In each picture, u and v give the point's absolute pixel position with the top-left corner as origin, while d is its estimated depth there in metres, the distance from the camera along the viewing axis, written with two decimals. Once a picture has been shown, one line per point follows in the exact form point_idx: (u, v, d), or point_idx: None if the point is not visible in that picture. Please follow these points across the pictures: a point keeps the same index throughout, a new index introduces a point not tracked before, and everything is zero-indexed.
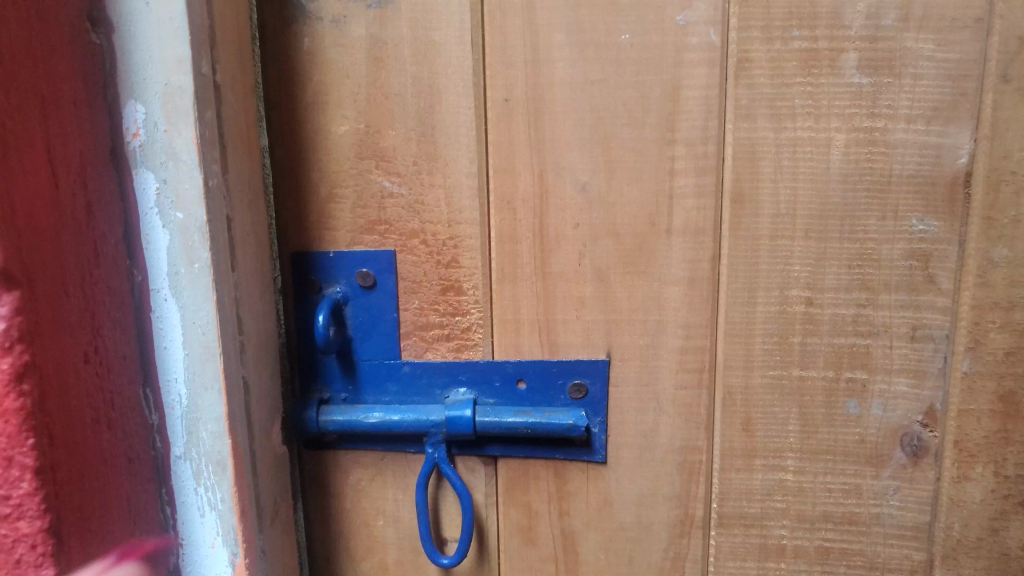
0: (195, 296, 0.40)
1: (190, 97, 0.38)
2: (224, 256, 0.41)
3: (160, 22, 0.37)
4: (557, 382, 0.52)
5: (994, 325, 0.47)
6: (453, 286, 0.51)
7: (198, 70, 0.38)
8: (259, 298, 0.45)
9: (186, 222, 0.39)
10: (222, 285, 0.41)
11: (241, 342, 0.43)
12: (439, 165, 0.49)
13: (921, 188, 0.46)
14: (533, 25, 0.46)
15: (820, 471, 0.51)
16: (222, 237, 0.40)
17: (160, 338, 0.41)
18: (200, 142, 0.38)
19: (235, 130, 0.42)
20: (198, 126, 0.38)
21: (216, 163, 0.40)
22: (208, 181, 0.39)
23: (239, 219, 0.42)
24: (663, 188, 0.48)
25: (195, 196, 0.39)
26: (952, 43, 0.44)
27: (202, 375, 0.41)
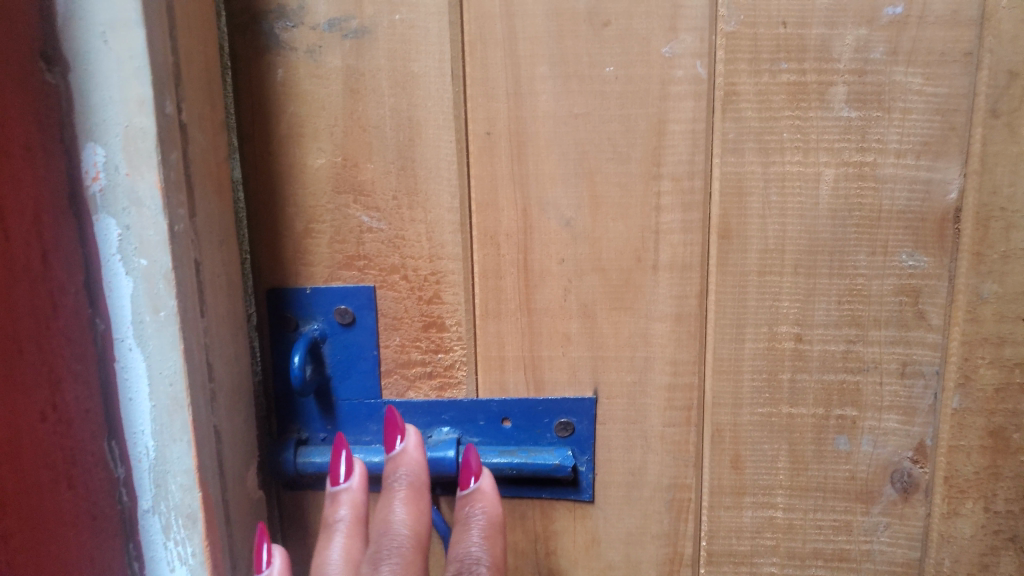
0: (161, 345, 0.39)
1: (152, 140, 0.37)
2: (193, 302, 0.39)
3: (120, 60, 0.36)
4: (544, 420, 0.50)
5: (984, 360, 0.47)
6: (435, 323, 0.50)
7: (162, 109, 0.37)
8: (231, 343, 0.44)
9: (150, 269, 0.38)
10: (191, 333, 0.39)
11: (213, 390, 0.41)
12: (419, 199, 0.47)
13: (910, 224, 0.45)
14: (515, 57, 0.45)
15: (809, 508, 0.50)
16: (189, 282, 0.39)
17: (125, 388, 0.40)
18: (163, 186, 0.37)
19: (204, 168, 0.41)
20: (161, 169, 0.37)
21: (182, 205, 0.39)
22: (174, 226, 0.38)
23: (209, 260, 0.41)
24: (649, 223, 0.47)
25: (159, 242, 0.38)
26: (941, 77, 0.43)
27: (170, 427, 0.40)
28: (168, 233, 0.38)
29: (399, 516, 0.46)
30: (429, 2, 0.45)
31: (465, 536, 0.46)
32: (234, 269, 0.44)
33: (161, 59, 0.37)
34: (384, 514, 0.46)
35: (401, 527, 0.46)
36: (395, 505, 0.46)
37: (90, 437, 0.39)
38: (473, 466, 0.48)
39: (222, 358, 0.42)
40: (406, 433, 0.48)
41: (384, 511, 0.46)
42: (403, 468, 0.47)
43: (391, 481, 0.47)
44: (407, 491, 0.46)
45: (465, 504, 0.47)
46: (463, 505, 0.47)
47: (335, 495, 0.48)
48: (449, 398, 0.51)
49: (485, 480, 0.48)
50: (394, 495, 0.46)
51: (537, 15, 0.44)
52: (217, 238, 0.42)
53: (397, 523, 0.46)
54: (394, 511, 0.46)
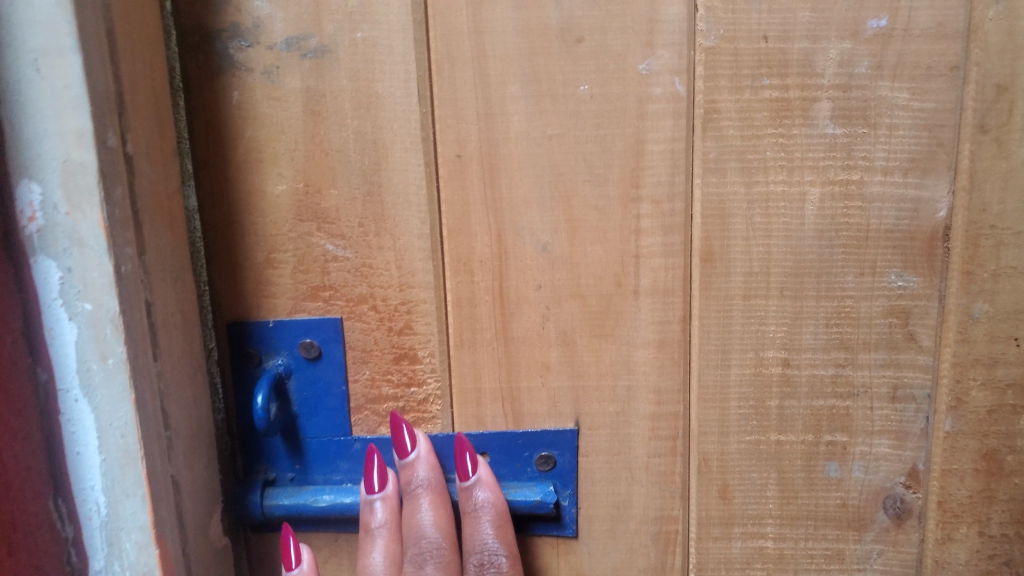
0: (110, 394, 0.36)
1: (94, 175, 0.34)
2: (144, 346, 0.37)
3: (55, 89, 0.34)
4: (523, 454, 0.48)
5: (975, 382, 0.45)
6: (407, 355, 0.47)
7: (104, 142, 0.35)
8: (189, 384, 0.41)
9: (96, 313, 0.35)
10: (142, 377, 0.37)
11: (169, 437, 0.39)
12: (387, 225, 0.45)
13: (899, 244, 0.44)
14: (485, 76, 0.43)
15: (800, 538, 0.49)
16: (140, 325, 0.37)
17: (72, 442, 0.37)
18: (107, 224, 0.35)
19: (153, 201, 0.39)
20: (105, 206, 0.35)
21: (130, 243, 0.36)
22: (120, 266, 0.36)
23: (161, 299, 0.39)
24: (629, 247, 0.45)
25: (104, 284, 0.35)
26: (928, 92, 0.41)
27: (122, 481, 0.37)
28: (114, 274, 0.35)
29: (428, 518, 0.47)
30: (393, 19, 0.42)
31: (477, 527, 0.46)
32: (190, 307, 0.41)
33: (102, 89, 0.35)
34: (413, 520, 0.47)
35: (431, 530, 0.47)
36: (422, 510, 0.47)
37: (32, 497, 0.36)
38: (468, 459, 0.47)
39: (178, 402, 0.40)
40: (416, 441, 0.47)
41: (414, 517, 0.47)
42: (420, 473, 0.47)
43: (412, 487, 0.47)
44: (429, 494, 0.47)
45: (468, 496, 0.47)
46: (466, 498, 0.47)
47: (369, 503, 0.47)
48: (423, 432, 0.48)
49: (483, 471, 0.47)
50: (418, 500, 0.47)
51: (506, 31, 0.42)
52: (170, 274, 0.40)
53: (426, 527, 0.47)
54: (421, 516, 0.47)
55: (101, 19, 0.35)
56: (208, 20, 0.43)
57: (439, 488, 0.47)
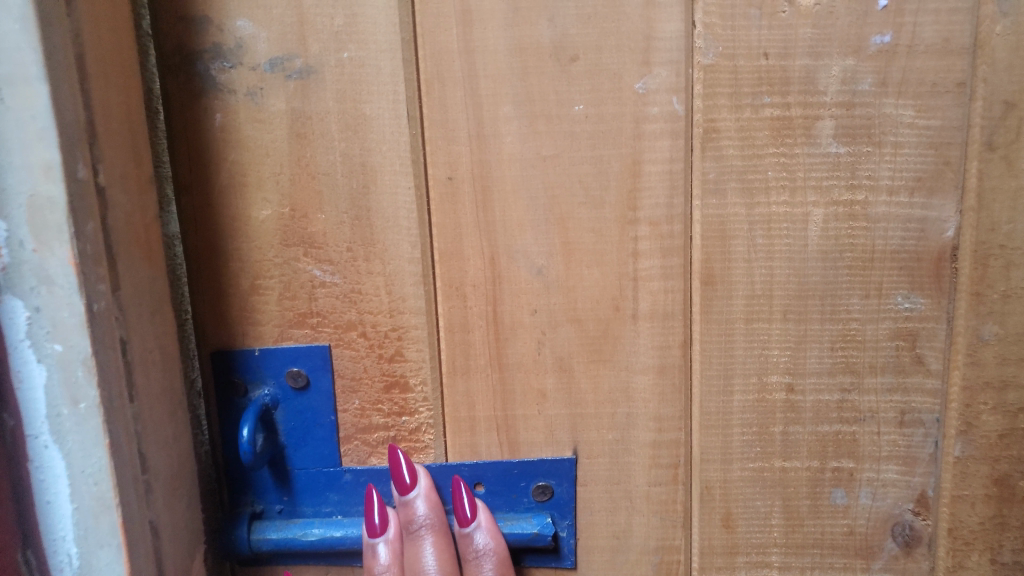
0: (83, 439, 0.35)
1: (63, 211, 0.33)
2: (118, 389, 0.36)
3: (21, 122, 0.32)
4: (519, 484, 0.47)
5: (986, 406, 0.44)
6: (398, 383, 0.45)
7: (73, 174, 0.34)
8: (168, 422, 0.41)
9: (67, 354, 0.34)
10: (116, 419, 0.36)
11: (146, 481, 0.38)
12: (376, 250, 0.43)
13: (905, 265, 0.42)
14: (476, 96, 0.41)
15: (806, 566, 0.47)
16: (113, 366, 0.36)
17: (42, 490, 0.36)
18: (79, 261, 0.34)
19: (131, 236, 0.38)
20: (75, 243, 0.34)
21: (103, 278, 0.36)
22: (92, 305, 0.35)
23: (136, 338, 0.38)
24: (626, 270, 0.43)
25: (75, 324, 0.34)
26: (934, 109, 0.40)
27: (96, 529, 0.36)
28: (86, 313, 0.34)
29: (430, 560, 0.45)
30: (381, 38, 0.41)
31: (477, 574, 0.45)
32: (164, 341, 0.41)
33: (70, 117, 0.34)
34: (416, 563, 0.45)
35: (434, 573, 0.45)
36: (425, 552, 0.45)
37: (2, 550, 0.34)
38: (464, 502, 0.46)
39: (156, 444, 0.39)
40: (416, 478, 0.46)
41: (415, 559, 0.45)
42: (421, 512, 0.45)
43: (414, 527, 0.45)
44: (432, 534, 0.46)
45: (468, 542, 0.45)
46: (466, 543, 0.45)
47: (373, 547, 0.45)
48: (416, 463, 0.47)
49: (482, 513, 0.46)
50: (420, 541, 0.46)
51: (498, 50, 0.41)
52: (147, 309, 0.39)
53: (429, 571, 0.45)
54: (423, 559, 0.45)
55: (71, 46, 0.34)
56: (189, 41, 0.41)
57: (440, 528, 0.46)
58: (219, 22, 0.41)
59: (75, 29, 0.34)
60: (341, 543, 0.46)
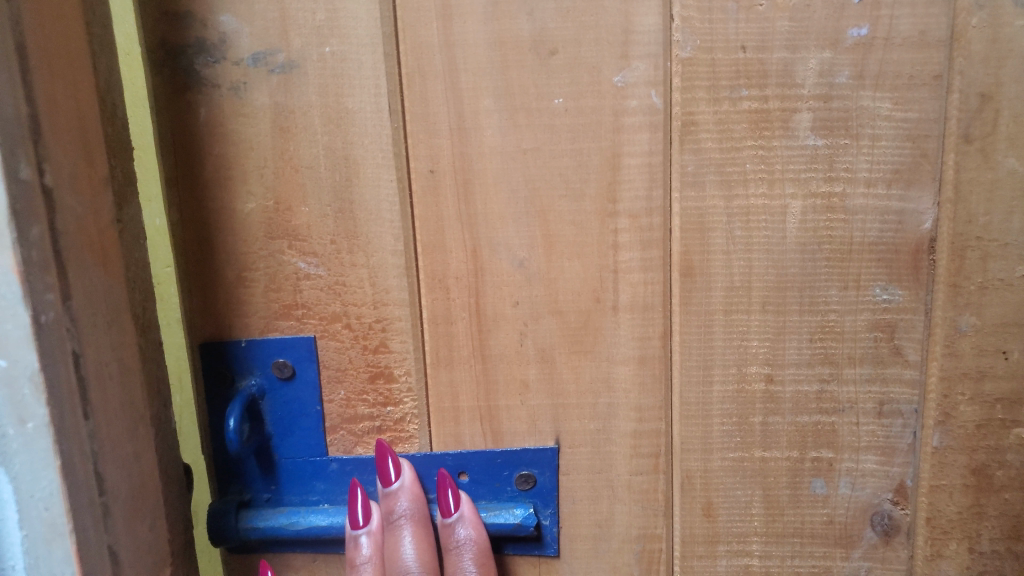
0: (30, 461, 0.35)
1: (5, 213, 0.33)
2: (71, 406, 0.36)
3: None
4: (502, 473, 0.47)
5: (963, 397, 0.44)
6: (383, 373, 0.46)
7: (14, 174, 0.33)
8: (128, 435, 0.40)
9: (12, 369, 0.34)
10: (68, 440, 0.35)
11: (105, 504, 0.38)
12: (360, 243, 0.44)
13: (883, 257, 0.43)
14: (457, 90, 0.42)
15: (787, 555, 0.48)
16: (66, 382, 0.35)
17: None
18: (22, 268, 0.33)
19: (81, 237, 0.37)
20: (18, 246, 0.33)
21: (50, 288, 0.35)
22: (38, 316, 0.34)
23: (91, 350, 0.37)
24: (607, 262, 0.44)
25: (21, 337, 0.34)
26: (911, 101, 0.40)
27: (48, 552, 0.36)
28: (32, 325, 0.34)
29: (410, 551, 0.46)
30: (362, 32, 0.41)
31: (456, 564, 0.46)
32: (122, 350, 0.40)
33: (9, 113, 0.33)
34: (395, 553, 0.46)
35: (414, 563, 0.46)
36: (405, 542, 0.46)
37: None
38: (450, 492, 0.47)
39: (115, 463, 0.39)
40: (399, 469, 0.47)
41: (395, 549, 0.46)
42: (402, 503, 0.46)
43: (395, 517, 0.46)
44: (412, 525, 0.46)
45: (450, 532, 0.46)
46: (446, 534, 0.46)
47: (355, 539, 0.46)
48: (401, 453, 0.47)
49: (465, 505, 0.47)
50: (400, 531, 0.46)
51: (478, 44, 0.41)
52: (102, 320, 0.39)
53: (409, 561, 0.46)
54: (403, 548, 0.46)
55: (9, 30, 0.33)
56: (173, 36, 0.42)
57: (420, 519, 0.46)
58: (202, 17, 0.42)
59: (14, 15, 0.33)
60: (326, 532, 0.47)
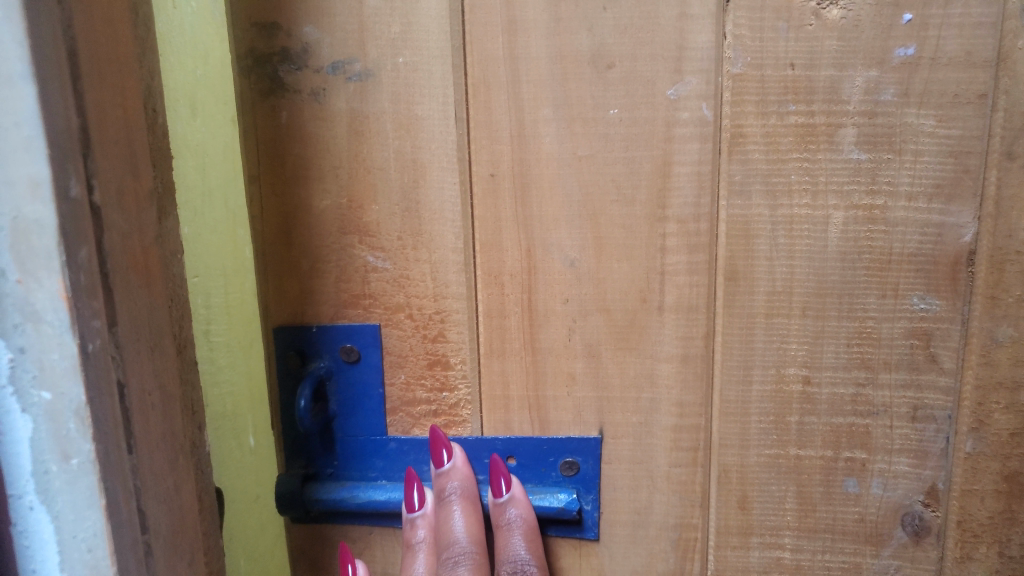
0: (74, 496, 0.34)
1: (53, 232, 0.32)
2: (116, 441, 0.35)
3: (4, 125, 0.31)
4: (548, 459, 0.50)
5: (998, 405, 0.46)
6: (440, 361, 0.50)
7: (65, 190, 0.32)
8: (170, 470, 0.40)
9: (56, 405, 0.33)
10: (113, 476, 0.35)
11: (146, 544, 0.37)
12: (424, 240, 0.47)
13: (922, 267, 0.44)
14: (519, 100, 0.45)
15: (817, 550, 0.50)
16: (110, 415, 0.35)
17: (30, 554, 0.35)
18: (69, 293, 0.32)
19: (126, 258, 0.36)
20: (65, 273, 0.32)
21: (98, 313, 0.34)
22: (86, 345, 0.33)
23: (135, 380, 0.37)
24: (654, 264, 0.46)
25: (66, 369, 0.33)
26: (954, 119, 0.42)
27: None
28: (79, 355, 0.33)
29: (459, 525, 0.49)
30: (432, 45, 0.44)
31: (508, 540, 0.48)
32: (168, 375, 0.40)
33: (61, 126, 0.32)
34: (445, 527, 0.49)
35: (463, 535, 0.49)
36: (455, 517, 0.49)
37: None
38: (502, 475, 0.49)
39: (156, 501, 0.38)
40: (451, 451, 0.50)
41: (446, 524, 0.49)
42: (454, 481, 0.50)
43: (446, 494, 0.49)
44: (462, 501, 0.49)
45: (501, 512, 0.49)
46: (498, 513, 0.49)
47: (412, 521, 0.50)
48: (454, 436, 0.51)
49: (516, 487, 0.50)
50: (451, 506, 0.49)
51: (540, 57, 0.44)
52: (145, 347, 0.38)
53: (459, 533, 0.49)
54: (454, 522, 0.49)
55: (60, 35, 0.32)
56: (261, 45, 0.46)
57: (470, 496, 0.50)
58: (287, 28, 0.45)
59: (65, 15, 0.32)
60: (384, 506, 0.50)
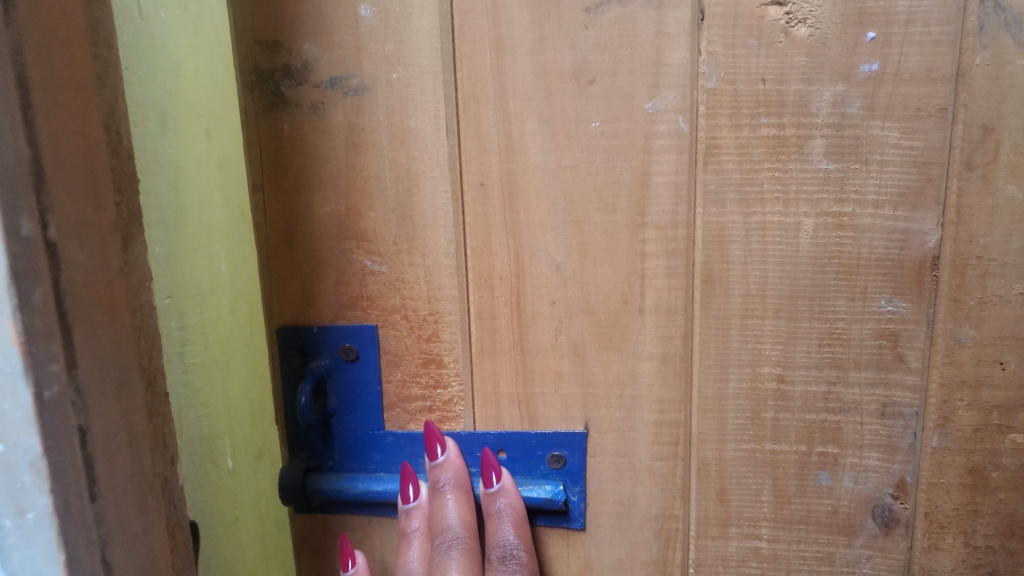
0: (32, 536, 0.37)
1: (5, 278, 0.34)
2: (77, 487, 0.37)
3: None
4: (537, 452, 0.53)
5: (962, 402, 0.48)
6: (434, 360, 0.52)
7: (16, 232, 0.34)
8: (137, 506, 0.42)
9: (10, 454, 0.35)
10: (73, 526, 0.37)
11: None
12: (418, 245, 0.50)
13: (888, 271, 0.47)
14: (506, 113, 0.47)
15: (793, 540, 0.52)
16: (71, 459, 0.37)
17: None
18: (23, 339, 0.34)
19: (90, 296, 0.38)
20: (19, 321, 0.34)
21: (55, 357, 0.36)
22: (42, 394, 0.35)
23: (99, 423, 0.39)
24: (635, 269, 0.49)
25: (21, 418, 0.35)
26: (917, 131, 0.44)
27: None
28: (34, 403, 0.35)
29: (452, 513, 0.51)
30: (424, 61, 0.47)
31: (497, 527, 0.51)
32: (136, 413, 0.42)
33: (12, 160, 0.33)
34: (438, 514, 0.51)
35: (455, 522, 0.51)
36: (448, 505, 0.51)
37: None
38: (492, 466, 0.52)
39: (120, 531, 0.40)
40: (445, 444, 0.53)
41: (439, 513, 0.51)
42: (447, 473, 0.52)
43: (440, 485, 0.52)
44: (455, 491, 0.52)
45: (491, 501, 0.52)
46: (488, 502, 0.52)
47: (407, 511, 0.52)
48: (448, 430, 0.54)
49: (506, 478, 0.52)
50: (444, 496, 0.51)
51: (525, 73, 0.46)
52: (109, 387, 0.40)
53: (451, 520, 0.51)
54: (446, 510, 0.51)
55: (10, 67, 0.33)
56: (264, 62, 0.49)
57: (462, 487, 0.52)
58: (288, 46, 0.48)
59: (14, 43, 0.33)
60: (381, 497, 0.53)
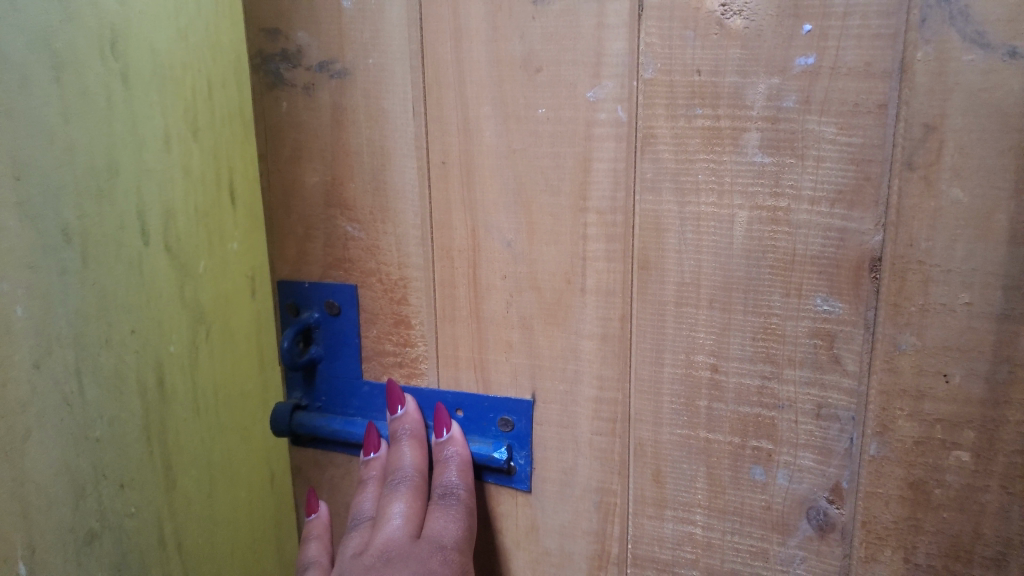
0: None
1: None
2: None
3: None
4: (488, 415, 0.57)
5: (902, 413, 0.46)
6: (403, 321, 0.58)
7: None
8: None
9: None
10: None
11: None
12: (390, 215, 0.56)
13: (825, 270, 0.46)
14: (464, 98, 0.51)
15: (727, 530, 0.53)
16: None
17: None
18: None
19: None
20: None
21: None
22: None
23: None
24: (578, 250, 0.51)
25: None
26: (855, 127, 0.43)
27: None
28: None
29: (407, 457, 0.56)
30: (395, 49, 0.52)
31: (443, 470, 0.56)
32: None
33: None
34: (394, 458, 0.56)
35: (409, 465, 0.56)
36: (403, 451, 0.56)
37: None
38: (444, 418, 0.57)
39: None
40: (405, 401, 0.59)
41: (396, 457, 0.56)
42: (406, 424, 0.58)
43: (398, 434, 0.57)
44: (410, 440, 0.57)
45: (441, 448, 0.57)
46: (438, 450, 0.57)
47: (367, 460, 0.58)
48: (414, 386, 0.59)
49: (456, 429, 0.57)
50: (401, 444, 0.57)
51: (481, 61, 0.50)
52: None
53: (405, 462, 0.56)
54: (401, 455, 0.56)
55: None
56: (267, 48, 0.56)
57: (417, 436, 0.57)
58: (286, 33, 0.55)
59: None
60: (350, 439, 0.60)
